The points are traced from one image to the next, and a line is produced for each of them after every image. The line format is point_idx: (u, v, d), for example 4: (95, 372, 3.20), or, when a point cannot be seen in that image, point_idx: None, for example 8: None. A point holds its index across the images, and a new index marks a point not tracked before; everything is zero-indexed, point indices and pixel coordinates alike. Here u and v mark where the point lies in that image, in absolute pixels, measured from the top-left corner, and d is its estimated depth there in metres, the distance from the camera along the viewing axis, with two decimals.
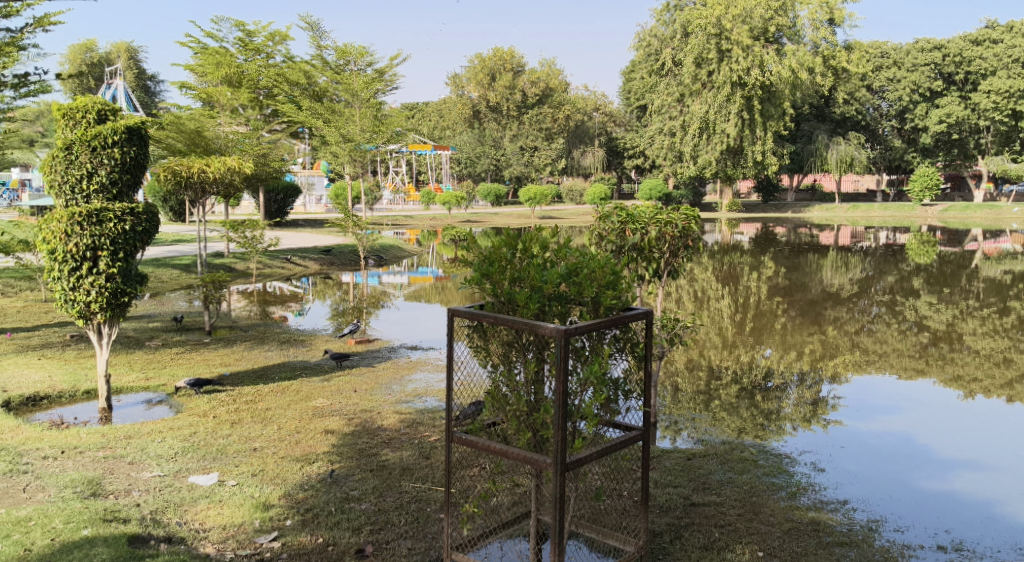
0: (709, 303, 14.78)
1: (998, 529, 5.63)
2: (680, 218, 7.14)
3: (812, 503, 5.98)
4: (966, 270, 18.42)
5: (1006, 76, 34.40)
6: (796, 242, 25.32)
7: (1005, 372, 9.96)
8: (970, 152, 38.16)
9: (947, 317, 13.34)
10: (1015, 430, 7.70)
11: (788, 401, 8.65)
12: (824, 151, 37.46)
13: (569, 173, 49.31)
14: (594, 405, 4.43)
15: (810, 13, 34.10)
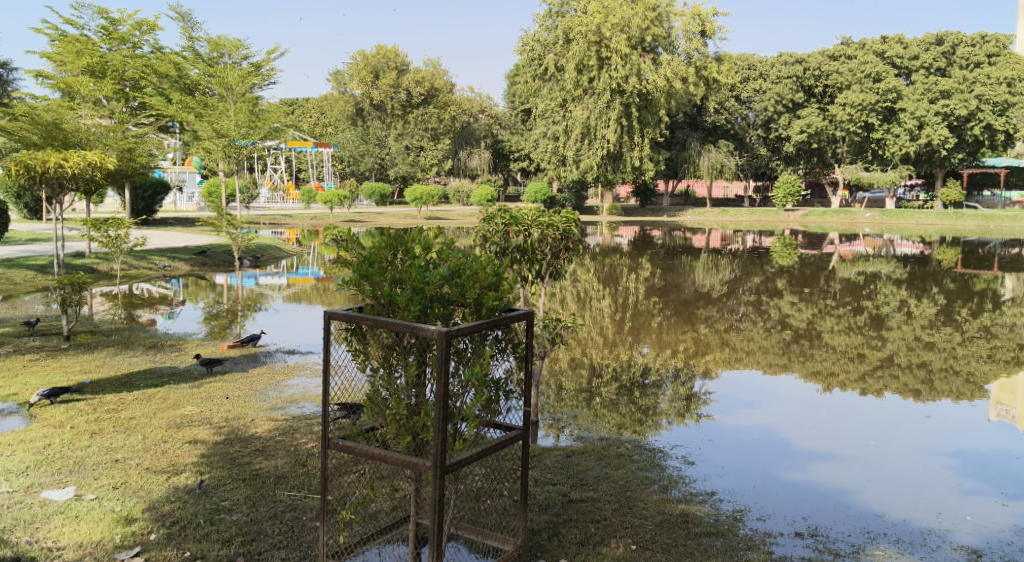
0: (589, 302, 15.14)
1: (850, 514, 6.02)
2: (561, 220, 7.27)
3: (683, 495, 6.22)
4: (824, 271, 19.62)
5: (860, 91, 36.92)
6: (673, 244, 26.29)
7: (859, 367, 10.68)
8: (827, 160, 40.69)
9: (807, 316, 14.17)
10: (868, 421, 8.25)
11: (663, 397, 8.97)
12: (698, 157, 39.08)
13: (454, 174, 49.38)
14: (476, 406, 4.43)
15: (684, 25, 35.42)
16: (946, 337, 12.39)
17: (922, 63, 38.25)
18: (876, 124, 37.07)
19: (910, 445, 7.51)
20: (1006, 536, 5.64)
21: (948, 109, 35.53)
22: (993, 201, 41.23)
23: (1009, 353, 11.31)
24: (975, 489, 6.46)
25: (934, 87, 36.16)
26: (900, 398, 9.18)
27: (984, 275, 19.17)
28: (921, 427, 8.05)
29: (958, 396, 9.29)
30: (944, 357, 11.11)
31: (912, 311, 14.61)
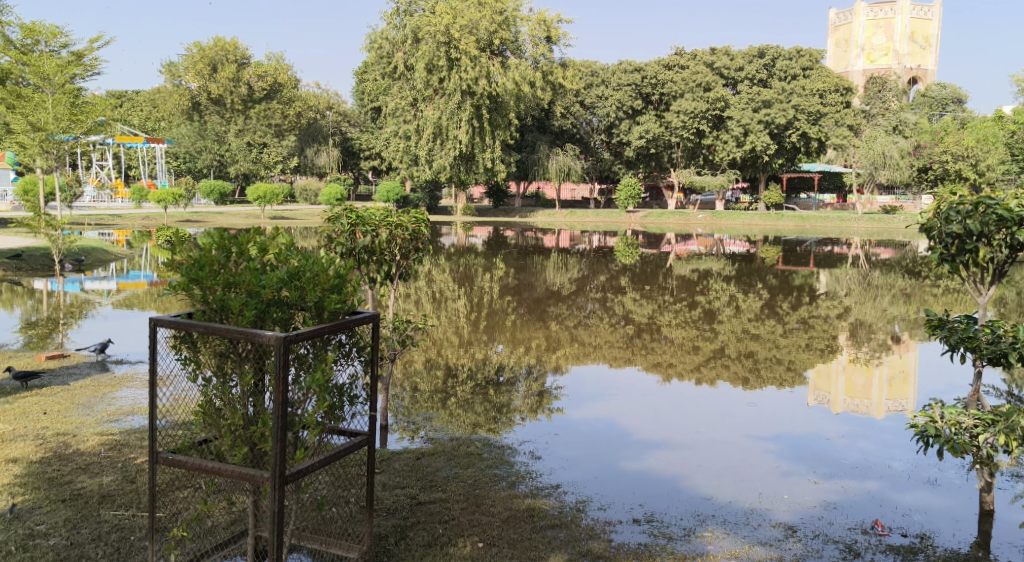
0: (444, 303, 15.16)
1: (682, 499, 6.36)
2: (410, 221, 7.25)
3: (529, 490, 6.36)
4: (663, 269, 20.65)
5: (693, 99, 39.12)
6: (524, 244, 26.75)
7: (695, 358, 11.30)
8: (664, 164, 42.79)
9: (648, 311, 14.86)
10: (705, 410, 8.74)
11: (516, 394, 9.13)
12: (546, 160, 40.00)
13: (300, 172, 48.01)
14: (317, 413, 4.32)
15: (530, 30, 36.10)
16: (770, 328, 13.34)
17: (746, 75, 41.07)
18: (706, 131, 39.35)
19: (739, 431, 8.04)
20: (818, 511, 6.14)
21: (768, 118, 38.17)
22: (809, 203, 44.73)
23: (824, 342, 12.33)
24: (792, 470, 7.00)
25: (756, 98, 38.82)
26: (731, 387, 9.79)
27: (802, 271, 20.81)
28: (747, 413, 8.64)
29: (782, 383, 10.04)
30: (769, 348, 11.96)
31: (740, 305, 15.63)
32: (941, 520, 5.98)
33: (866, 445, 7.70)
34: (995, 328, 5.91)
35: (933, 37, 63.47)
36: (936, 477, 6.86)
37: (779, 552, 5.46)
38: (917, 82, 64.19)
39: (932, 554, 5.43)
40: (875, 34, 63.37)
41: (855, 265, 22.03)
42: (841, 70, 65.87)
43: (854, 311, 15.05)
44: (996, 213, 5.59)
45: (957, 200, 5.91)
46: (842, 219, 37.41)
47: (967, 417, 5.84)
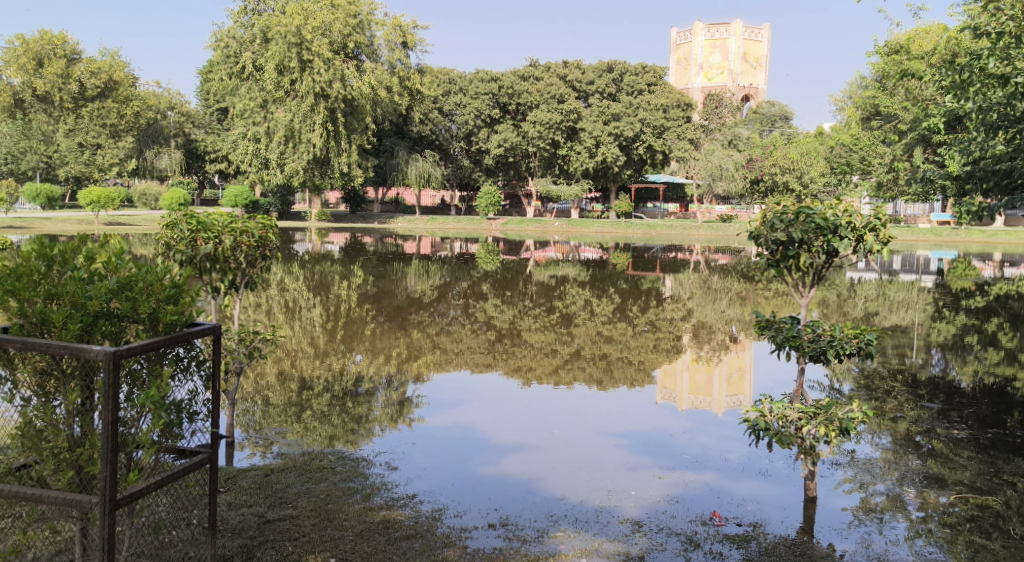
0: (299, 312, 14.73)
1: (535, 501, 6.48)
2: (256, 227, 7.01)
3: (384, 502, 6.29)
4: (523, 275, 20.97)
5: (548, 110, 40.01)
6: (382, 251, 26.45)
7: (552, 362, 11.54)
8: (522, 172, 43.44)
9: (509, 316, 15.05)
10: (559, 412, 8.94)
11: (376, 404, 9.00)
12: (405, 165, 39.57)
13: (139, 175, 45.28)
14: (152, 432, 4.09)
15: (385, 34, 35.72)
16: (622, 331, 13.84)
17: (597, 88, 42.55)
18: (561, 141, 40.25)
19: (589, 430, 8.28)
20: (662, 505, 6.41)
21: (618, 130, 39.70)
22: (655, 211, 47.33)
23: (671, 343, 12.93)
24: (639, 465, 7.27)
25: (607, 111, 40.27)
26: (586, 388, 10.08)
27: (650, 276, 21.77)
28: (598, 413, 8.92)
29: (632, 383, 10.42)
30: (622, 349, 12.41)
31: (595, 309, 16.13)
32: (771, 508, 6.40)
33: (706, 439, 8.12)
34: (815, 328, 6.41)
35: (763, 58, 68.09)
36: (767, 467, 7.33)
37: (627, 547, 5.67)
38: (749, 99, 68.57)
39: (763, 541, 5.80)
40: (712, 53, 67.37)
41: (697, 270, 23.30)
42: (683, 86, 69.51)
43: (698, 313, 15.88)
44: (815, 222, 6.11)
45: (781, 210, 6.36)
46: (685, 227, 39.40)
47: (792, 411, 6.32)
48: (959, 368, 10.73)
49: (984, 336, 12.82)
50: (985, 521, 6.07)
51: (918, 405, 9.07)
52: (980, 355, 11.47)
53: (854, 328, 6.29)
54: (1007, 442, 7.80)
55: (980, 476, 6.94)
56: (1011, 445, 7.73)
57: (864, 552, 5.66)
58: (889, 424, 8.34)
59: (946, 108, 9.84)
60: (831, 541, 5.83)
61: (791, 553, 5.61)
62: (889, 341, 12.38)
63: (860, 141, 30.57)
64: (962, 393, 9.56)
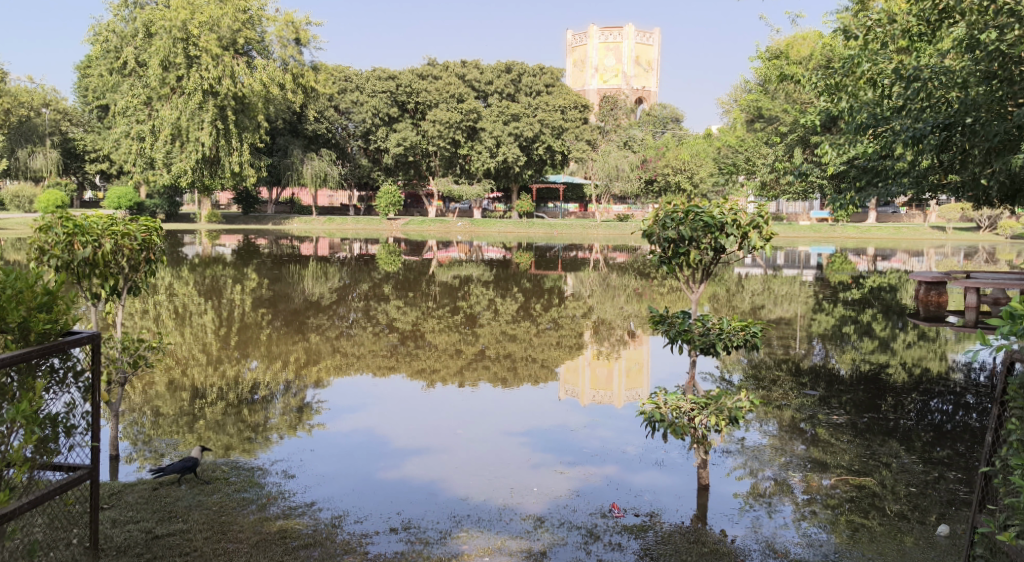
0: (189, 318, 14.17)
1: (438, 502, 6.46)
2: (139, 229, 6.74)
3: (281, 511, 6.13)
4: (425, 276, 20.85)
5: (447, 109, 39.88)
6: (278, 253, 25.77)
7: (456, 362, 11.52)
8: (422, 172, 43.14)
9: (411, 318, 14.93)
10: (463, 413, 8.92)
11: (273, 412, 8.75)
12: (300, 165, 38.57)
13: (12, 176, 42.52)
14: (25, 448, 3.86)
15: (277, 31, 34.85)
16: (525, 329, 13.94)
17: (495, 88, 42.76)
18: (462, 141, 40.20)
19: (492, 429, 8.31)
20: (563, 500, 6.50)
21: (518, 131, 40.02)
22: (555, 211, 47.98)
23: (572, 340, 13.13)
24: (541, 462, 7.36)
25: (506, 111, 40.52)
26: (490, 387, 10.11)
27: (552, 274, 22.03)
28: (501, 411, 8.97)
29: (535, 380, 10.52)
30: (525, 348, 12.49)
31: (498, 309, 16.20)
32: (667, 498, 6.58)
33: (605, 434, 8.27)
34: (705, 321, 6.63)
35: (655, 62, 69.91)
36: (663, 457, 7.54)
37: (530, 543, 5.72)
38: (643, 102, 70.42)
39: (660, 529, 5.97)
40: (607, 56, 68.74)
41: (597, 268, 23.74)
42: (579, 88, 70.61)
43: (598, 310, 16.19)
44: (702, 220, 6.33)
45: (672, 208, 6.56)
46: (585, 226, 40.07)
47: (685, 401, 6.52)
48: (839, 357, 11.32)
49: (861, 326, 13.57)
50: (863, 501, 6.42)
51: (802, 393, 9.53)
52: (856, 344, 12.14)
53: (741, 321, 6.55)
54: (881, 425, 8.28)
55: (858, 458, 7.34)
56: (885, 428, 8.21)
57: (754, 535, 5.89)
58: (776, 412, 8.72)
59: (822, 109, 10.39)
60: (724, 527, 6.04)
61: (687, 540, 5.78)
62: (775, 333, 12.97)
63: (744, 142, 31.83)
64: (842, 380, 10.10)
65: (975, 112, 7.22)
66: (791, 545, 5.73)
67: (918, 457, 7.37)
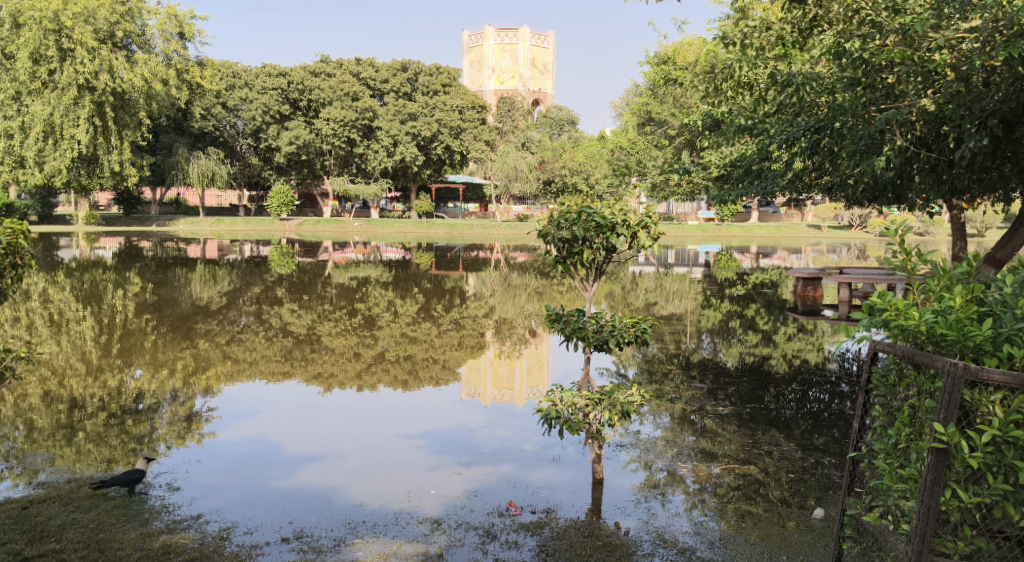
0: (66, 326, 13.39)
1: (332, 509, 6.34)
2: (5, 232, 6.33)
3: (165, 525, 5.88)
4: (320, 277, 20.43)
5: (342, 107, 39.15)
6: (163, 256, 24.70)
7: (355, 365, 11.34)
8: (316, 171, 42.25)
9: (306, 321, 14.59)
10: (362, 417, 8.78)
11: (160, 421, 8.39)
12: (186, 163, 37.07)
13: None
14: None
15: (159, 24, 33.44)
16: (426, 331, 13.85)
17: (391, 87, 42.37)
18: (357, 140, 39.53)
19: (389, 433, 8.22)
20: (461, 501, 6.50)
21: (415, 130, 39.83)
22: (455, 211, 47.93)
23: (474, 340, 13.14)
24: (439, 463, 7.32)
25: (403, 110, 40.20)
26: (390, 390, 9.99)
27: (452, 275, 21.98)
28: (399, 414, 8.89)
29: (436, 382, 10.46)
30: (425, 349, 12.42)
31: (397, 310, 16.04)
32: (563, 493, 6.67)
33: (503, 433, 8.30)
34: (598, 318, 6.75)
35: (550, 64, 71.35)
36: (560, 453, 7.65)
37: (425, 546, 5.68)
38: (539, 103, 71.52)
39: (555, 525, 6.04)
40: (503, 58, 69.13)
41: (497, 268, 23.83)
42: (476, 88, 70.64)
43: (498, 310, 16.25)
44: (595, 220, 6.45)
45: (565, 208, 6.66)
46: (484, 226, 40.17)
47: (580, 397, 6.62)
48: (727, 350, 11.75)
49: (747, 321, 14.15)
50: (748, 488, 6.69)
51: (691, 385, 9.85)
52: (742, 338, 12.64)
53: (632, 317, 6.70)
54: (765, 415, 8.65)
55: (743, 447, 7.63)
56: (768, 417, 8.59)
57: (645, 527, 6.04)
58: (668, 405, 8.98)
59: (707, 112, 10.75)
60: (617, 520, 6.17)
61: (581, 534, 5.88)
62: (667, 328, 13.36)
63: (637, 144, 32.65)
64: (729, 372, 10.50)
65: (842, 117, 7.64)
66: (679, 534, 5.91)
67: (797, 445, 7.73)
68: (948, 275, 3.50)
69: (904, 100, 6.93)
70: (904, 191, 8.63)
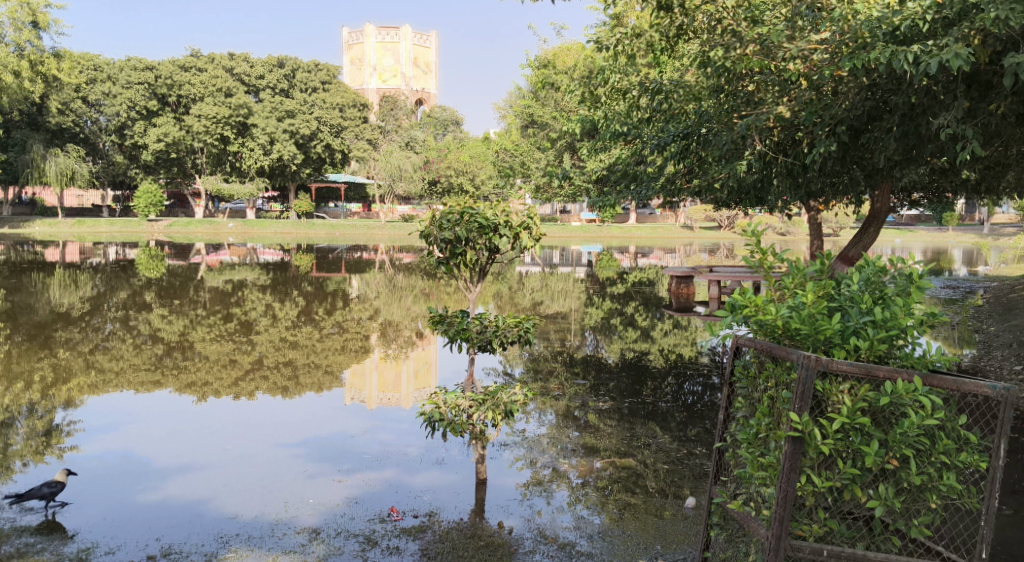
0: None
1: (203, 523, 6.08)
2: None
3: (16, 550, 5.50)
4: (193, 281, 19.59)
5: (214, 104, 37.55)
6: (18, 260, 23.10)
7: (231, 373, 10.91)
8: (187, 170, 40.26)
9: (178, 327, 13.94)
10: (239, 426, 8.46)
11: (16, 436, 7.84)
12: (42, 162, 34.70)
13: None
14: None
15: (10, 12, 31.24)
16: (307, 335, 13.50)
17: (267, 83, 41.21)
18: (231, 137, 38.01)
19: (267, 441, 7.97)
20: (340, 509, 6.37)
21: (293, 128, 38.88)
22: (336, 211, 47.07)
23: (357, 343, 12.91)
24: (318, 471, 7.16)
25: (279, 107, 39.22)
26: (269, 397, 9.68)
27: (334, 277, 21.51)
28: (278, 422, 8.63)
29: (318, 387, 10.22)
30: (306, 354, 12.09)
31: (276, 314, 15.57)
32: (445, 495, 6.65)
33: (385, 437, 8.20)
34: (482, 319, 6.76)
35: (433, 64, 71.53)
36: (443, 455, 7.63)
37: (302, 557, 5.54)
38: (423, 103, 71.42)
39: (438, 528, 6.02)
40: (385, 56, 68.38)
41: (381, 269, 23.55)
42: (357, 86, 69.48)
43: (382, 312, 16.03)
44: (477, 221, 6.45)
45: (447, 209, 6.60)
46: (368, 226, 39.59)
47: (463, 399, 6.60)
48: (609, 347, 12.03)
49: (627, 318, 14.54)
50: (627, 480, 6.88)
51: (574, 382, 10.02)
52: (623, 335, 12.96)
53: (514, 317, 6.76)
54: (643, 408, 8.92)
55: (623, 441, 7.84)
56: (646, 410, 8.86)
57: (528, 524, 6.10)
58: (551, 402, 9.11)
59: (584, 116, 10.98)
60: (499, 519, 6.20)
61: (464, 536, 5.88)
62: (552, 327, 13.54)
63: (520, 146, 33.01)
64: (610, 368, 10.75)
65: (707, 122, 7.95)
66: (560, 529, 6.00)
67: (673, 436, 8.02)
68: (801, 273, 3.70)
69: (764, 108, 7.28)
70: (766, 193, 9.08)
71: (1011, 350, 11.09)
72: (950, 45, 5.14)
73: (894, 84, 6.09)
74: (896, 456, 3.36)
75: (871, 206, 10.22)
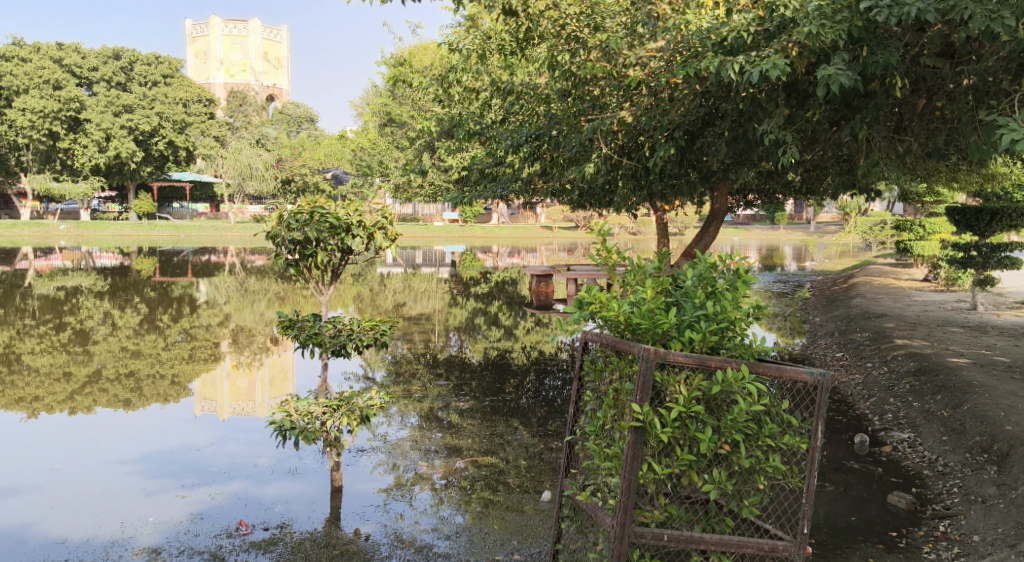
0: None
1: (27, 551, 5.65)
2: None
3: None
4: (20, 289, 18.10)
5: (40, 96, 34.75)
6: None
7: (66, 386, 10.14)
8: (11, 168, 37.00)
9: (3, 339, 12.82)
10: (69, 444, 7.90)
11: None
12: None
13: None
14: None
15: None
16: (151, 343, 12.78)
17: (102, 75, 38.91)
18: (61, 133, 35.41)
19: (103, 459, 7.48)
20: (183, 526, 6.07)
21: (131, 123, 36.74)
22: (182, 212, 44.94)
23: (207, 351, 12.34)
24: (158, 488, 6.80)
25: (115, 101, 36.95)
26: (109, 411, 9.10)
27: (180, 281, 20.46)
28: (115, 438, 8.12)
29: (164, 398, 9.68)
30: (150, 364, 11.44)
31: (116, 322, 14.63)
32: (298, 506, 6.49)
33: (234, 449, 7.88)
34: (336, 323, 6.62)
35: (283, 60, 69.58)
36: (295, 465, 7.42)
37: None
38: (274, 99, 69.23)
39: (289, 540, 5.85)
40: (232, 50, 65.64)
41: (231, 272, 22.60)
42: (201, 80, 66.01)
43: (233, 318, 15.40)
44: (328, 221, 6.31)
45: (296, 209, 6.42)
46: (216, 230, 37.81)
47: (316, 406, 6.42)
48: (472, 346, 12.10)
49: (489, 317, 14.69)
50: (488, 478, 6.94)
51: (436, 383, 10.02)
52: (486, 334, 13.09)
53: (369, 319, 6.67)
54: (504, 406, 9.03)
55: (482, 439, 7.90)
56: (505, 408, 8.98)
57: (385, 529, 6.04)
58: (412, 404, 9.06)
59: (439, 117, 11.01)
60: (356, 526, 6.10)
61: (318, 546, 5.76)
62: (415, 329, 13.49)
63: (378, 145, 32.74)
64: (472, 367, 10.84)
65: (558, 125, 8.18)
66: (418, 532, 5.97)
67: (532, 432, 8.17)
68: (641, 271, 3.86)
69: (608, 112, 7.52)
70: (615, 194, 9.42)
71: (835, 338, 12.10)
72: (772, 56, 5.53)
73: (724, 92, 6.45)
74: (728, 441, 3.58)
75: (711, 206, 10.80)
